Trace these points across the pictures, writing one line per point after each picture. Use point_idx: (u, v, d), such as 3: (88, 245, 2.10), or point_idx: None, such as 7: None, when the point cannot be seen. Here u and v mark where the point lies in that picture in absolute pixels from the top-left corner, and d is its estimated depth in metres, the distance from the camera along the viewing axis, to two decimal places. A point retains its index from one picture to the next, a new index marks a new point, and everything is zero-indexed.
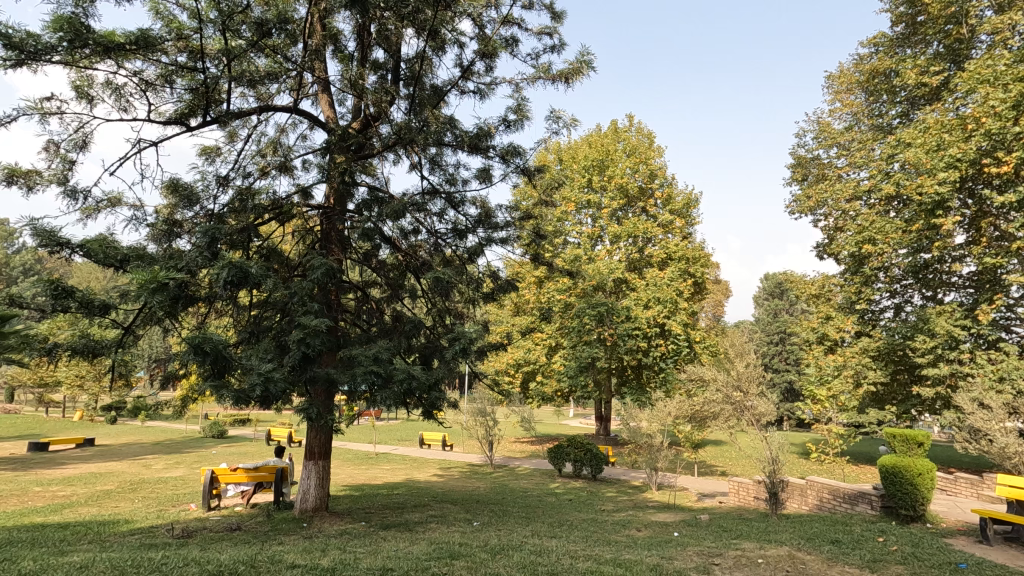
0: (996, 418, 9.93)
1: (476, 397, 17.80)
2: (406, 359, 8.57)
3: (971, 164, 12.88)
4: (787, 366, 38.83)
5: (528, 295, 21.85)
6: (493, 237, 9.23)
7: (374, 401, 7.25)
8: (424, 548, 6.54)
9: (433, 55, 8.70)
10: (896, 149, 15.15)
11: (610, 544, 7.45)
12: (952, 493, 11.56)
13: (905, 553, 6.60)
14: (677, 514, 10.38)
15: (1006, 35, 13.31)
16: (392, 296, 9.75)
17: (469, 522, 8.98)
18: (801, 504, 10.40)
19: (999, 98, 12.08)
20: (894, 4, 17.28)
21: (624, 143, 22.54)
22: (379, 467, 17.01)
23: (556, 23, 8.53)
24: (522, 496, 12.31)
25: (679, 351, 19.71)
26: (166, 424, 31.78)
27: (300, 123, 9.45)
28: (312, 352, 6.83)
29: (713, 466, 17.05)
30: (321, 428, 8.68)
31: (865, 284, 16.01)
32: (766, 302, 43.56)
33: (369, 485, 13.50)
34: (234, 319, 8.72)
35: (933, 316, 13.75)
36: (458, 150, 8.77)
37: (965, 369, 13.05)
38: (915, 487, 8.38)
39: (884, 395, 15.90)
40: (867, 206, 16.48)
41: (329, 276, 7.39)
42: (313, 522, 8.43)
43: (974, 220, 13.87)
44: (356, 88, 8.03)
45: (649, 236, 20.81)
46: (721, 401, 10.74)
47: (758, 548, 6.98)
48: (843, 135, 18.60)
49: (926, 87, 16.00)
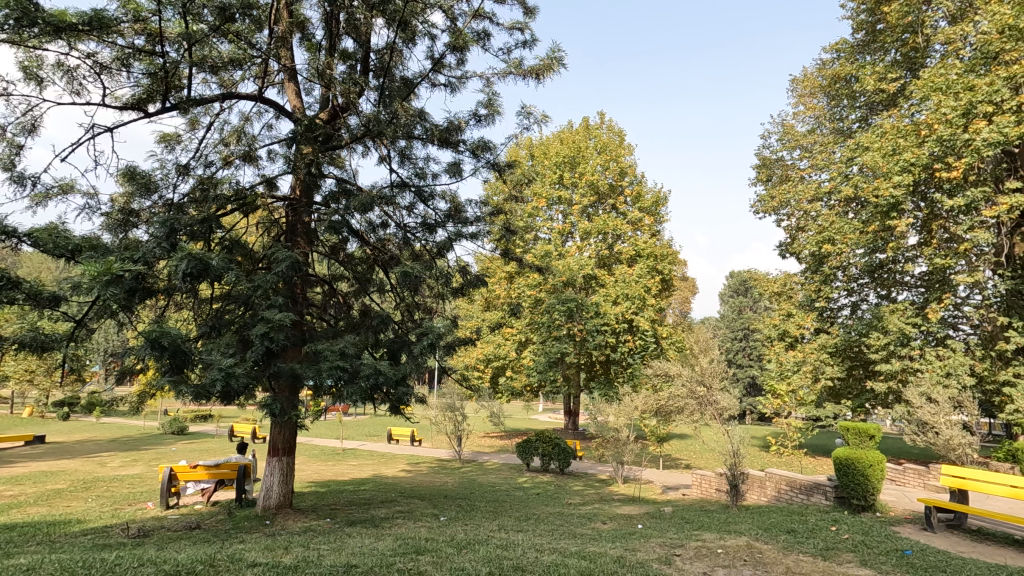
0: (942, 412, 10.49)
1: (445, 392, 17.75)
2: (373, 354, 8.44)
3: (924, 168, 13.43)
4: (750, 361, 40.07)
5: (499, 290, 21.91)
6: (463, 232, 9.14)
7: (340, 396, 7.17)
8: (391, 544, 6.50)
9: (403, 46, 8.64)
10: (855, 152, 15.72)
11: (575, 537, 7.54)
12: (900, 483, 12.14)
13: (855, 541, 6.88)
14: (641, 507, 10.56)
15: (958, 45, 13.86)
16: (360, 290, 9.63)
17: (436, 518, 8.95)
18: (760, 495, 10.81)
19: (950, 106, 12.65)
20: (855, 11, 17.85)
21: (595, 140, 22.66)
22: (346, 463, 16.79)
23: (528, 19, 8.54)
24: (490, 491, 12.35)
25: (647, 347, 19.87)
26: (124, 421, 30.51)
27: (266, 112, 9.19)
28: (276, 347, 6.70)
29: (678, 460, 17.42)
30: (285, 423, 8.55)
31: (824, 283, 16.62)
32: (730, 299, 44.38)
33: (335, 481, 13.35)
34: (194, 312, 8.48)
35: (886, 315, 14.29)
36: (427, 143, 8.69)
37: (915, 365, 13.62)
38: (866, 478, 8.73)
39: (841, 390, 16.52)
40: (828, 206, 17.05)
41: (294, 269, 7.27)
42: (275, 519, 8.26)
43: (926, 222, 14.40)
44: (324, 77, 7.91)
45: (618, 233, 21.04)
46: (686, 396, 11.17)
47: (718, 538, 7.16)
48: (806, 137, 19.16)
49: (883, 93, 16.60)
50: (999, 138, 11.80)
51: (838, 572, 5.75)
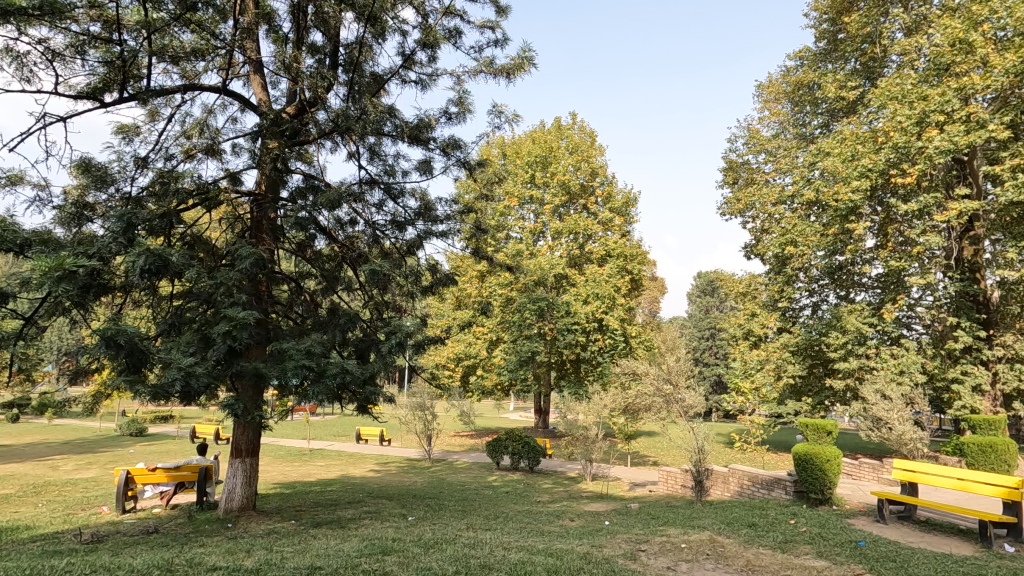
0: (896, 408, 10.92)
1: (415, 391, 17.59)
2: (340, 353, 8.32)
3: (880, 174, 13.93)
4: (716, 360, 41.02)
5: (469, 289, 21.87)
6: (433, 230, 9.09)
7: (306, 395, 7.06)
8: (356, 545, 6.43)
9: (373, 42, 8.57)
10: (816, 157, 16.21)
11: (543, 535, 7.57)
12: (856, 477, 12.60)
13: (813, 534, 7.13)
14: (609, 504, 10.71)
15: (912, 56, 14.44)
16: (328, 288, 9.49)
17: (404, 518, 8.88)
18: (723, 490, 11.05)
19: (905, 114, 13.21)
20: (817, 20, 18.42)
21: (567, 140, 22.80)
22: (313, 464, 16.53)
23: (500, 17, 8.57)
24: (460, 490, 12.32)
25: (616, 345, 20.21)
26: (79, 423, 29.28)
27: (230, 105, 8.96)
28: (239, 346, 6.57)
29: (646, 457, 17.70)
30: (249, 424, 8.39)
31: (787, 284, 17.11)
32: (698, 299, 45.20)
33: (301, 482, 13.13)
34: (153, 311, 8.22)
35: (845, 314, 14.81)
36: (397, 140, 8.60)
37: (871, 364, 14.17)
38: (824, 472, 9.01)
39: (801, 388, 17.04)
40: (791, 209, 17.56)
41: (259, 266, 7.13)
42: (237, 522, 8.06)
43: (883, 225, 14.95)
44: (291, 71, 7.76)
45: (589, 233, 21.23)
46: (654, 393, 11.31)
47: (682, 533, 7.32)
48: (770, 141, 19.67)
49: (843, 100, 17.19)
50: (950, 147, 12.34)
51: (795, 564, 5.93)
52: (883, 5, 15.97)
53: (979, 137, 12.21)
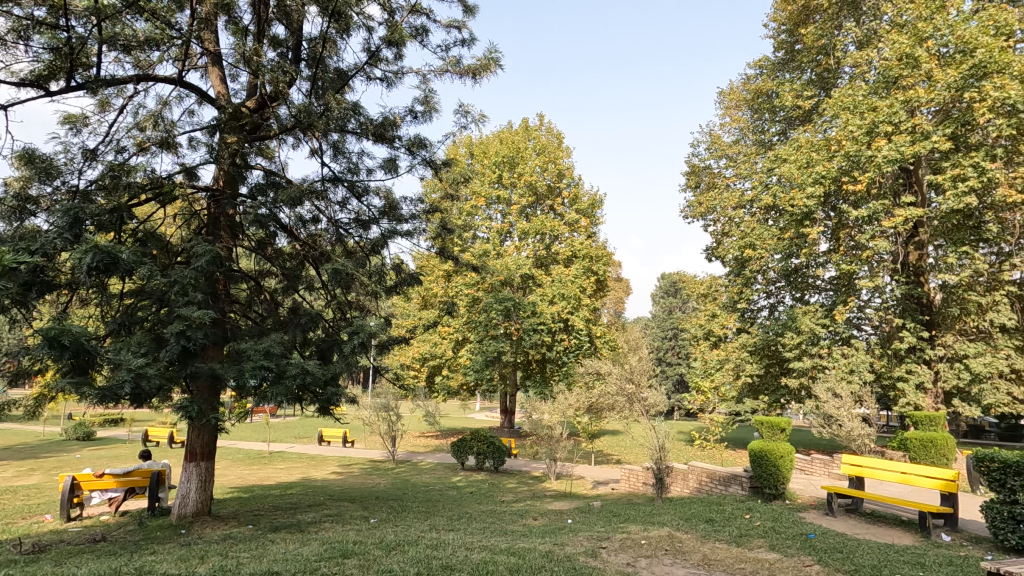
0: (845, 405, 11.40)
1: (380, 392, 17.37)
2: (301, 354, 8.15)
3: (833, 181, 14.50)
4: (678, 360, 41.93)
5: (436, 289, 21.74)
6: (397, 229, 9.02)
7: (265, 397, 6.91)
8: (316, 548, 6.32)
9: (337, 37, 8.45)
10: (774, 164, 16.76)
11: (505, 534, 7.60)
12: (808, 472, 13.07)
13: (766, 528, 7.37)
14: (572, 502, 10.84)
15: (863, 69, 15.09)
16: (289, 287, 9.30)
17: (366, 520, 8.76)
18: (683, 487, 11.31)
19: (856, 125, 13.83)
20: (776, 31, 19.03)
21: (534, 142, 22.95)
22: (272, 467, 16.14)
23: (467, 17, 8.58)
24: (423, 491, 12.24)
25: (581, 345, 20.42)
26: (20, 428, 27.72)
27: (186, 97, 8.67)
28: (193, 346, 6.37)
29: (609, 456, 17.97)
30: (205, 427, 8.14)
31: (745, 286, 17.63)
32: (661, 299, 46.03)
33: (260, 485, 12.81)
34: (102, 310, 7.90)
35: (799, 316, 15.38)
36: (362, 138, 8.49)
37: (823, 363, 14.75)
38: (777, 468, 9.31)
39: (759, 387, 17.60)
40: (750, 214, 18.08)
41: (215, 264, 6.93)
42: (192, 528, 7.80)
43: (836, 230, 15.58)
44: (251, 64, 7.56)
45: (555, 234, 21.40)
46: (617, 392, 11.50)
47: (642, 530, 7.47)
48: (731, 147, 20.24)
49: (800, 109, 17.83)
50: (897, 156, 12.93)
51: (749, 557, 6.13)
52: (837, 19, 16.64)
53: (923, 147, 12.84)
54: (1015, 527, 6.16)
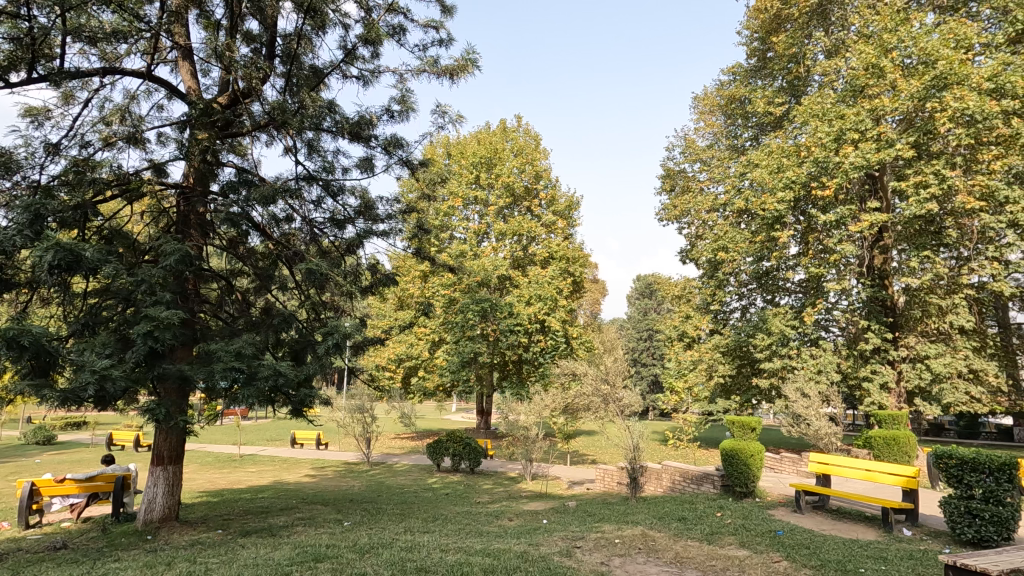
0: (813, 405, 11.70)
1: (355, 393, 17.17)
2: (273, 355, 8.01)
3: (803, 186, 14.87)
4: (653, 360, 42.47)
5: (412, 289, 21.60)
6: (373, 229, 8.94)
7: (236, 399, 6.78)
8: (287, 553, 6.22)
9: (313, 34, 8.34)
10: (747, 169, 17.12)
11: (481, 535, 7.59)
12: (777, 470, 13.38)
13: (736, 525, 7.52)
14: (547, 502, 10.89)
15: (832, 77, 15.52)
16: (261, 287, 9.13)
17: (340, 523, 8.65)
18: (656, 486, 11.47)
19: (825, 131, 14.22)
20: (749, 38, 19.43)
21: (511, 143, 23.00)
22: (243, 470, 15.82)
23: (445, 17, 8.56)
24: (398, 493, 12.15)
25: (557, 346, 20.54)
26: None
27: (155, 91, 8.45)
28: (161, 347, 6.22)
29: (584, 456, 18.10)
30: (172, 430, 7.94)
31: (718, 287, 17.95)
32: (637, 300, 46.55)
33: (230, 489, 12.54)
34: (64, 309, 7.64)
35: (770, 317, 15.73)
36: (337, 137, 8.40)
37: (792, 363, 15.12)
38: (748, 466, 9.50)
39: (731, 387, 17.95)
40: (723, 217, 18.41)
41: (184, 263, 6.77)
42: (158, 534, 7.60)
43: (805, 234, 15.98)
44: (223, 60, 7.41)
45: (532, 235, 21.47)
46: (592, 393, 11.60)
47: (616, 529, 7.55)
48: (705, 151, 20.60)
49: (771, 115, 18.24)
50: (862, 163, 13.33)
51: (720, 555, 6.25)
52: (807, 28, 17.08)
53: (888, 154, 13.26)
54: (972, 521, 6.40)
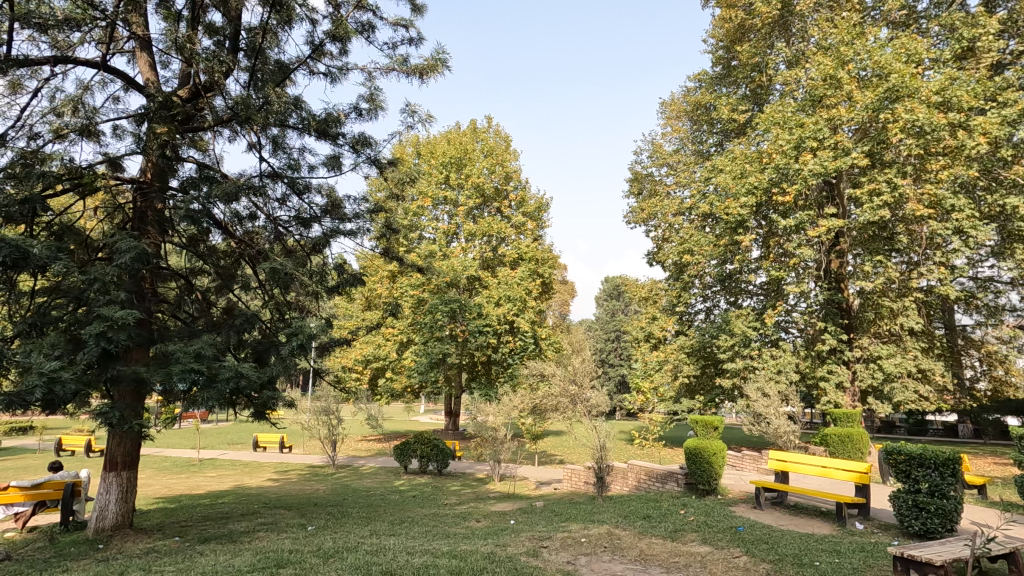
0: (773, 404, 12.07)
1: (320, 395, 16.86)
2: (235, 356, 7.81)
3: (765, 192, 15.32)
4: (620, 361, 43.07)
5: (380, 289, 21.35)
6: (340, 228, 8.80)
7: (196, 402, 6.59)
8: (248, 559, 6.06)
9: (278, 28, 8.18)
10: (711, 174, 17.52)
11: (449, 537, 7.57)
12: (739, 468, 13.74)
13: (699, 522, 7.70)
14: (515, 503, 10.92)
15: (792, 87, 16.04)
16: (223, 286, 8.89)
17: (303, 528, 8.48)
18: (622, 485, 11.64)
19: (785, 139, 14.68)
20: (714, 47, 19.91)
21: (481, 143, 22.99)
22: (202, 475, 15.33)
23: (414, 16, 8.51)
24: (364, 496, 11.99)
25: (526, 347, 20.62)
26: None
27: (111, 83, 8.14)
28: (115, 348, 5.99)
29: (552, 456, 18.24)
30: (127, 434, 7.66)
31: (684, 289, 18.32)
32: (605, 302, 47.10)
33: (188, 495, 12.15)
34: (9, 309, 7.28)
35: (733, 319, 16.15)
36: (303, 134, 8.24)
37: (754, 364, 15.56)
38: (710, 465, 9.73)
39: (695, 387, 18.34)
40: (688, 220, 18.81)
41: (141, 261, 6.54)
42: (111, 543, 7.31)
43: (766, 238, 16.47)
44: (184, 52, 7.20)
45: (502, 236, 21.50)
46: (560, 393, 11.71)
47: (583, 528, 7.63)
48: (671, 156, 21.01)
49: (735, 122, 18.74)
50: (821, 170, 13.83)
51: (683, 551, 6.39)
52: (769, 38, 17.61)
53: (844, 162, 13.79)
54: (919, 513, 6.71)
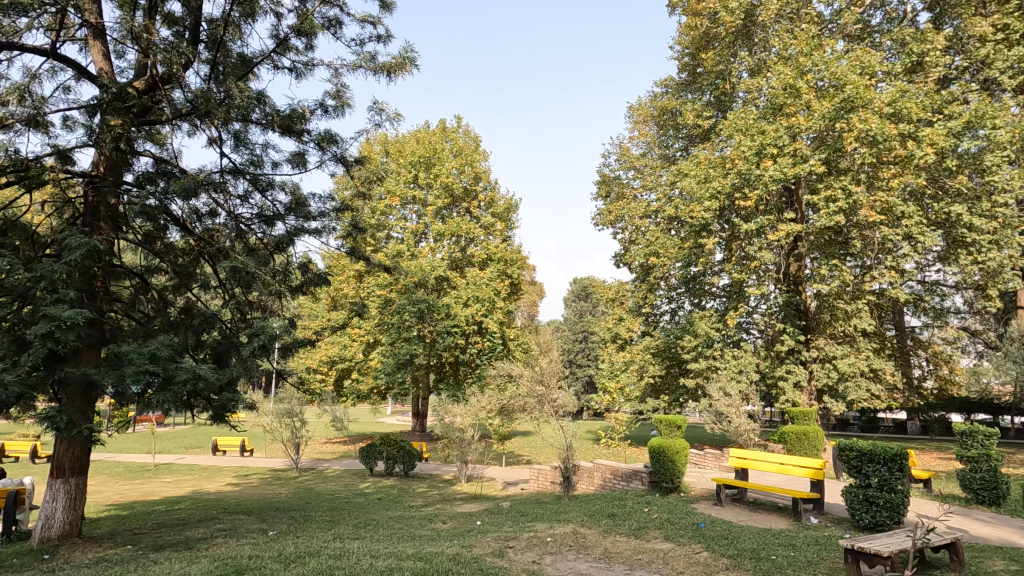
0: (734, 403, 12.37)
1: (283, 397, 16.46)
2: (193, 357, 7.57)
3: (727, 196, 15.70)
4: (588, 361, 43.56)
5: (346, 289, 21.02)
6: (305, 226, 8.62)
7: (150, 404, 6.36)
8: (205, 566, 5.89)
9: (241, 21, 7.98)
10: (677, 178, 17.88)
11: (414, 539, 7.51)
12: (701, 466, 14.06)
13: (662, 519, 7.85)
14: (481, 504, 10.91)
15: (754, 95, 16.50)
16: (181, 284, 8.61)
17: (264, 533, 8.29)
18: (588, 484, 11.77)
19: (747, 145, 15.09)
20: (680, 53, 20.30)
21: (451, 143, 22.88)
22: (158, 481, 14.79)
23: (382, 13, 8.42)
24: (328, 499, 11.78)
25: (494, 348, 20.60)
26: None
27: (61, 71, 7.81)
28: (63, 349, 5.73)
29: (520, 456, 18.30)
30: (76, 439, 7.34)
31: (650, 291, 18.63)
32: (573, 302, 47.50)
33: (142, 501, 11.69)
34: None
35: (697, 320, 16.51)
36: (267, 130, 8.05)
37: (716, 364, 15.94)
38: (673, 463, 9.91)
39: (660, 387, 18.67)
40: (654, 223, 19.14)
41: (92, 258, 6.28)
42: (57, 553, 6.98)
43: (729, 241, 16.90)
44: (140, 42, 6.94)
45: (471, 236, 21.44)
46: (527, 393, 11.76)
47: (548, 528, 7.68)
48: (638, 160, 21.33)
49: (700, 128, 19.16)
50: (781, 176, 14.28)
51: (646, 548, 6.51)
52: (733, 47, 18.06)
53: (802, 169, 14.28)
54: (868, 507, 7.00)
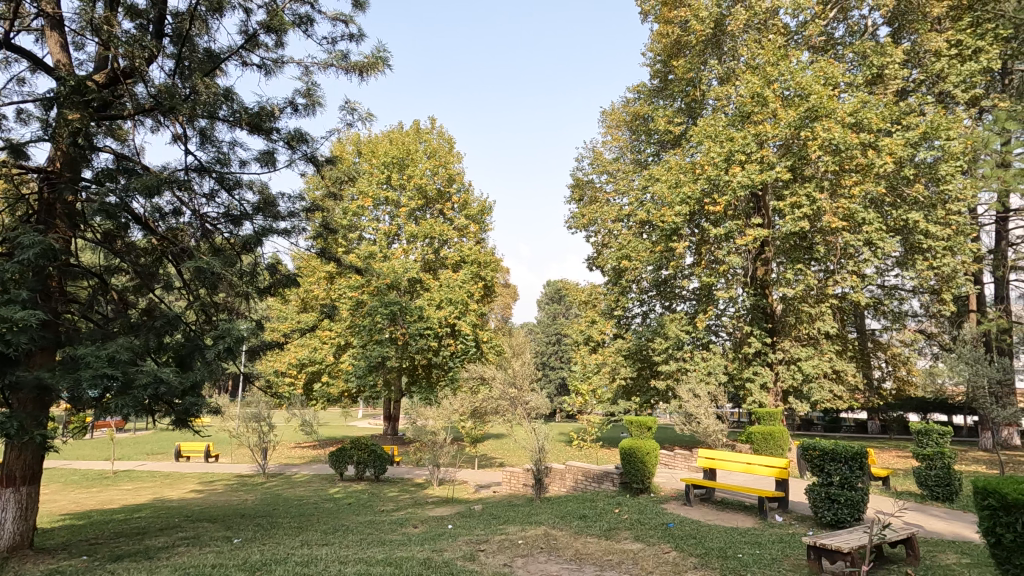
0: (703, 404, 12.59)
1: (250, 401, 16.07)
2: (155, 360, 7.33)
3: (698, 201, 15.99)
4: (561, 364, 43.80)
5: (316, 290, 20.68)
6: (274, 226, 8.45)
7: (109, 409, 6.13)
8: None
9: (208, 16, 7.80)
10: (649, 182, 18.15)
11: (384, 544, 7.42)
12: (671, 466, 14.26)
13: (632, 520, 7.94)
14: (453, 507, 10.83)
15: (723, 102, 16.85)
16: (142, 285, 8.34)
17: (229, 541, 8.07)
18: (560, 485, 11.81)
19: (717, 152, 15.41)
20: (652, 60, 20.61)
21: (425, 144, 22.74)
22: (116, 488, 14.25)
23: (355, 12, 8.34)
24: (296, 505, 11.54)
25: (467, 351, 20.52)
26: None
27: (14, 62, 7.48)
28: (14, 352, 5.48)
29: (492, 459, 18.24)
30: (28, 445, 7.02)
31: (622, 294, 18.84)
32: (547, 305, 47.74)
33: (99, 510, 11.26)
34: None
35: (667, 322, 16.75)
36: (235, 127, 7.87)
37: (686, 365, 16.20)
38: (643, 464, 10.03)
39: (631, 389, 18.87)
40: (626, 227, 19.38)
41: (47, 257, 6.04)
42: (6, 566, 6.65)
43: (699, 245, 17.21)
44: (101, 34, 6.72)
45: (444, 238, 21.33)
46: (500, 396, 11.75)
47: (520, 530, 7.68)
48: (611, 164, 21.56)
49: (671, 133, 19.48)
50: (748, 182, 14.62)
51: (616, 549, 6.57)
52: (703, 55, 18.42)
53: (769, 175, 14.65)
54: (831, 505, 7.20)
